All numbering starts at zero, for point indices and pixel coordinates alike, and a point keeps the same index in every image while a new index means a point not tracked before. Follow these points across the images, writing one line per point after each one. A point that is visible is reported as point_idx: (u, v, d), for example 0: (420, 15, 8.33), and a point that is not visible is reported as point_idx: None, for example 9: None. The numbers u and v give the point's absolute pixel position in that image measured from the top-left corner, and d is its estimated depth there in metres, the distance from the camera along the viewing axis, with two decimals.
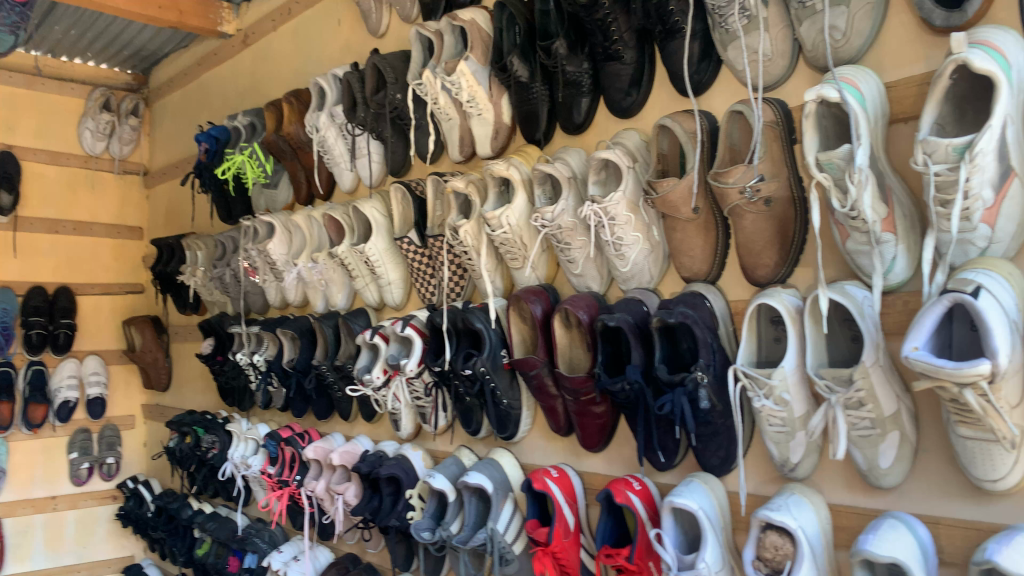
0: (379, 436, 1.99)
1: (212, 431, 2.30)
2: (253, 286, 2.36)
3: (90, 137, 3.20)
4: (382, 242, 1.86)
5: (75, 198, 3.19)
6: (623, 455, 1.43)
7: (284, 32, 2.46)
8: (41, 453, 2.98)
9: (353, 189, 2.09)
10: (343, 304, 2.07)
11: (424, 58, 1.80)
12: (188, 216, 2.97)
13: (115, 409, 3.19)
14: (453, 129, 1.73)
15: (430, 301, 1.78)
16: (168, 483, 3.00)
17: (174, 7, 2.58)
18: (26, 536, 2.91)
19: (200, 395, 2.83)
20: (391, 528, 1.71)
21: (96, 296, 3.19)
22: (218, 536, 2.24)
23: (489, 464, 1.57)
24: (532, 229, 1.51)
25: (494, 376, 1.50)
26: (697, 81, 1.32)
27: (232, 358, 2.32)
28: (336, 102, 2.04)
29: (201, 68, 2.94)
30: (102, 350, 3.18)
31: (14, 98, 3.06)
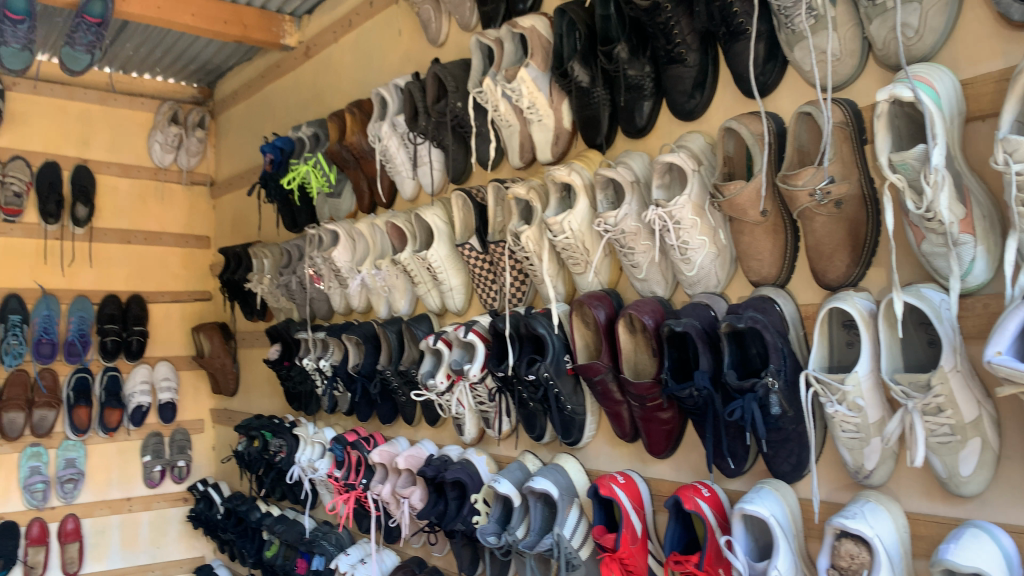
0: (442, 440, 2.01)
1: (280, 435, 2.35)
2: (319, 293, 2.42)
3: (159, 150, 3.31)
4: (444, 249, 1.87)
5: (145, 209, 3.31)
6: (691, 461, 1.42)
7: (345, 44, 2.51)
8: (117, 456, 3.10)
9: (414, 197, 2.12)
10: (406, 310, 2.10)
11: (484, 66, 1.81)
12: (254, 225, 3.04)
13: (185, 414, 3.29)
14: (513, 135, 1.74)
15: (493, 306, 1.79)
16: (237, 485, 3.08)
17: (239, 22, 2.67)
18: (103, 536, 3.02)
19: (266, 399, 2.90)
20: (456, 532, 1.72)
21: (167, 304, 3.29)
22: (286, 538, 2.29)
23: (554, 469, 1.58)
24: (594, 234, 1.51)
25: (558, 381, 1.51)
26: (762, 82, 1.30)
27: (299, 364, 2.37)
28: (397, 112, 2.07)
29: (265, 80, 3.01)
30: (172, 356, 3.28)
31: (88, 114, 3.19)
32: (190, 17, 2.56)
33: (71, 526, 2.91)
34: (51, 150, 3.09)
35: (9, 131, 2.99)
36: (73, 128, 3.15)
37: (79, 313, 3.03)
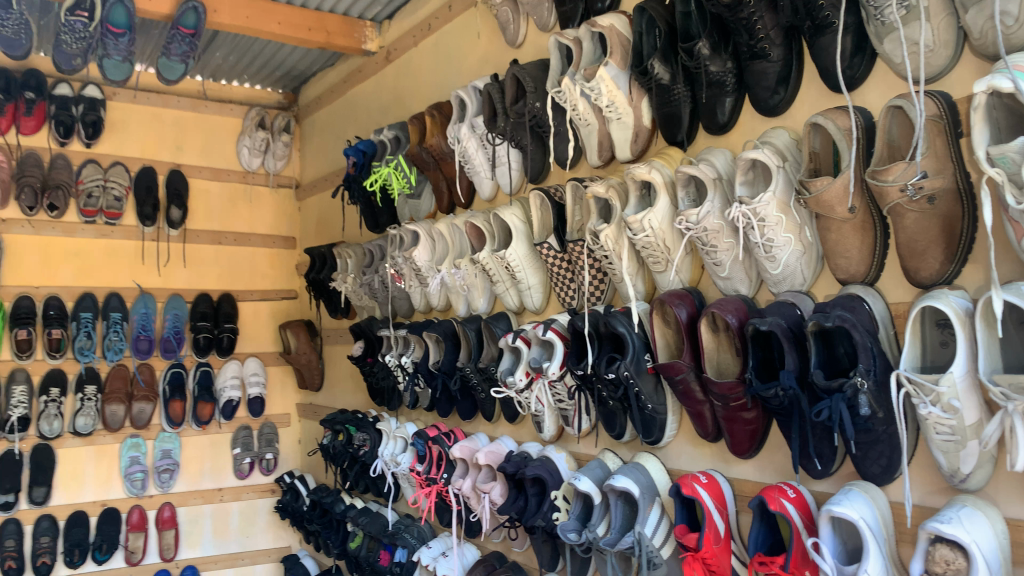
0: (522, 437, 2.03)
1: (364, 429, 2.43)
2: (400, 291, 2.47)
3: (247, 154, 3.44)
4: (523, 248, 1.89)
5: (235, 211, 3.44)
6: (775, 462, 1.40)
7: (425, 47, 2.56)
8: (209, 448, 3.23)
9: (492, 197, 2.15)
10: (484, 308, 2.13)
11: (562, 66, 1.82)
12: (338, 226, 3.13)
13: (273, 408, 3.40)
14: (592, 134, 1.74)
15: (571, 305, 1.80)
16: (321, 478, 3.17)
17: (322, 28, 2.74)
18: (196, 524, 3.17)
19: (350, 395, 2.98)
20: (536, 528, 1.74)
21: (256, 302, 3.42)
22: (370, 530, 2.35)
23: (635, 468, 1.58)
24: (675, 232, 1.50)
25: (638, 380, 1.50)
26: (850, 76, 1.27)
27: (381, 360, 2.43)
28: (476, 113, 2.09)
29: (348, 84, 3.09)
30: (261, 352, 3.41)
31: (181, 120, 3.34)
32: (276, 25, 2.64)
33: (167, 513, 3.06)
34: (147, 155, 3.25)
35: (109, 139, 3.16)
36: (168, 134, 3.30)
37: (174, 312, 3.17)
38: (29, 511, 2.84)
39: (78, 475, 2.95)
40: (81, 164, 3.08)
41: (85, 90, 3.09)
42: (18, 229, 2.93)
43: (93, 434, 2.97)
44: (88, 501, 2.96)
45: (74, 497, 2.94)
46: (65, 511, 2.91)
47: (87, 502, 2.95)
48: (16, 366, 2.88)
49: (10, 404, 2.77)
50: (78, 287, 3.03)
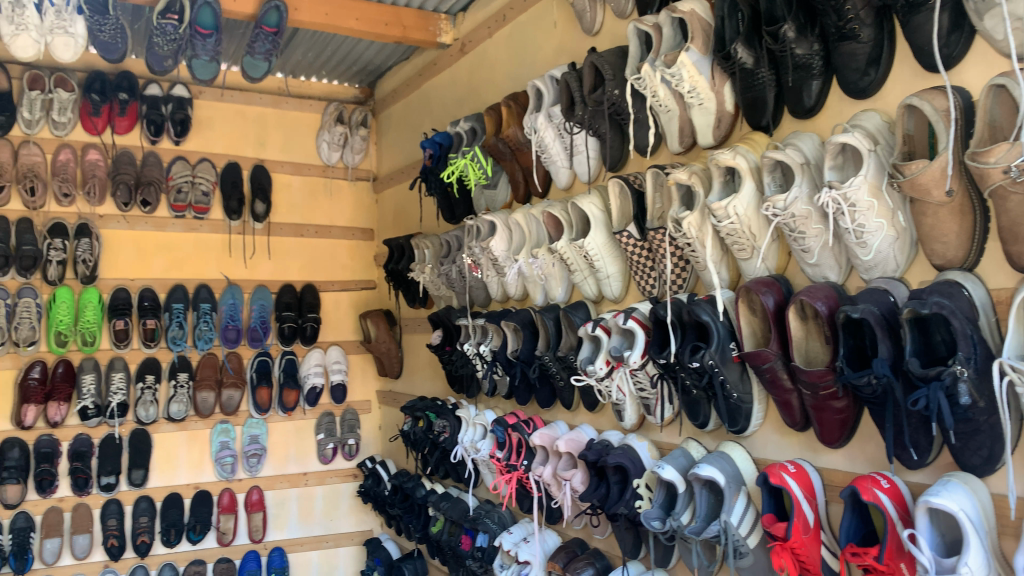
0: (602, 425, 2.04)
1: (443, 416, 2.48)
2: (477, 281, 2.50)
3: (327, 148, 3.52)
4: (601, 237, 1.88)
5: (316, 204, 3.54)
6: (867, 452, 1.37)
7: (500, 38, 2.57)
8: (294, 434, 3.34)
9: (569, 186, 2.15)
10: (562, 297, 2.13)
11: (641, 52, 1.80)
12: (415, 217, 3.18)
13: (354, 395, 3.49)
14: (672, 120, 1.73)
15: (651, 293, 1.79)
16: (402, 463, 3.25)
17: (398, 23, 2.79)
18: (283, 507, 3.28)
19: (429, 382, 3.04)
20: (619, 516, 1.74)
21: (337, 292, 3.52)
22: (451, 515, 2.39)
23: (720, 457, 1.57)
24: (762, 218, 1.48)
25: (723, 368, 1.50)
26: (946, 55, 1.23)
27: (460, 349, 2.46)
28: (552, 103, 2.09)
29: (423, 78, 3.13)
30: (342, 341, 3.50)
31: (264, 117, 3.44)
32: (354, 21, 2.71)
33: (256, 497, 3.18)
34: (232, 151, 3.36)
35: (197, 136, 3.29)
36: (251, 131, 3.41)
37: (260, 302, 3.29)
38: (129, 492, 3.00)
39: (173, 459, 3.10)
40: (172, 161, 3.21)
41: (173, 90, 3.21)
42: (115, 224, 3.08)
43: (186, 419, 3.11)
44: (183, 483, 3.10)
45: (170, 479, 3.08)
46: (161, 493, 3.06)
47: (181, 484, 3.10)
48: (115, 355, 3.05)
49: (110, 391, 2.93)
50: (169, 279, 3.17)
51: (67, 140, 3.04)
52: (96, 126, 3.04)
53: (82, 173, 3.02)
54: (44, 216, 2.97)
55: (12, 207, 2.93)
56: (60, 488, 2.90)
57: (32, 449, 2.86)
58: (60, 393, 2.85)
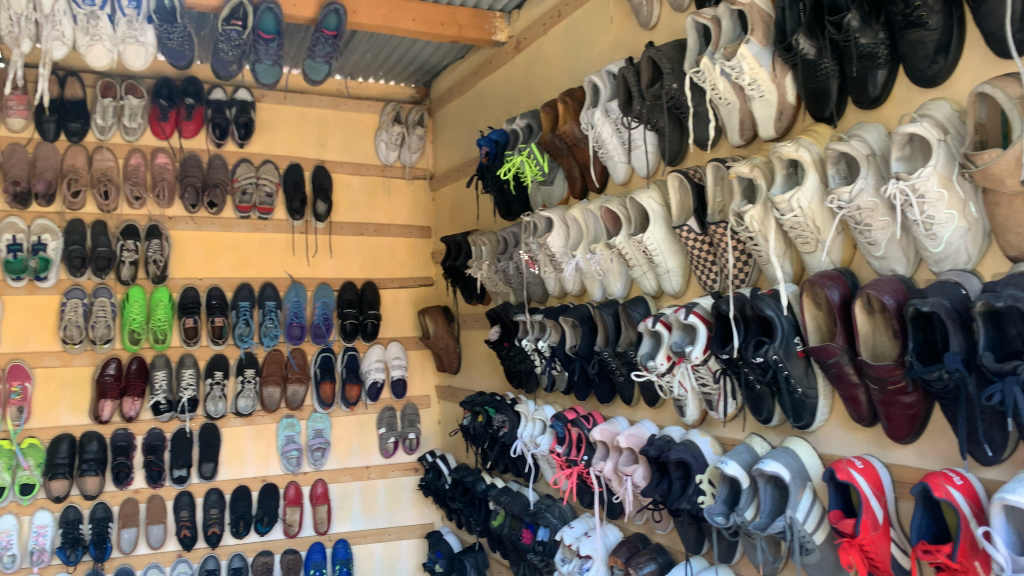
0: (663, 421, 2.03)
1: (502, 411, 2.50)
2: (534, 277, 2.51)
3: (385, 148, 3.58)
4: (661, 232, 1.87)
5: (375, 203, 3.60)
6: (938, 448, 1.34)
7: (555, 35, 2.58)
8: (357, 428, 3.41)
9: (627, 181, 2.15)
10: (621, 292, 2.13)
11: (700, 45, 1.79)
12: (472, 215, 3.21)
13: (414, 390, 3.55)
14: (732, 113, 1.71)
15: (713, 288, 1.78)
16: (462, 458, 3.29)
17: (454, 22, 2.82)
18: (347, 500, 3.36)
19: (487, 377, 3.07)
20: (681, 511, 1.74)
21: (396, 289, 3.58)
22: (512, 509, 2.42)
23: (784, 452, 1.55)
24: (826, 211, 1.46)
25: (788, 363, 1.49)
26: (1019, 40, 1.20)
27: (518, 344, 2.48)
28: (609, 98, 2.08)
29: (479, 76, 3.16)
30: (401, 337, 3.57)
31: (324, 119, 3.52)
32: (411, 22, 2.75)
33: (320, 489, 3.26)
34: (293, 153, 3.44)
35: (260, 139, 3.38)
36: (312, 132, 3.49)
37: (323, 299, 3.36)
38: (200, 484, 3.10)
39: (241, 452, 3.19)
40: (236, 163, 3.31)
41: (237, 94, 3.30)
42: (183, 226, 3.18)
43: (252, 414, 3.20)
44: (250, 476, 3.20)
45: (238, 472, 3.18)
46: (230, 486, 3.16)
47: (249, 477, 3.19)
48: (185, 352, 3.15)
49: (181, 387, 3.03)
50: (236, 277, 3.27)
51: (138, 145, 3.15)
52: (164, 131, 3.15)
53: (152, 176, 3.12)
54: (117, 218, 3.09)
55: (87, 210, 3.05)
56: (135, 480, 3.02)
57: (109, 442, 2.99)
58: (134, 389, 2.96)
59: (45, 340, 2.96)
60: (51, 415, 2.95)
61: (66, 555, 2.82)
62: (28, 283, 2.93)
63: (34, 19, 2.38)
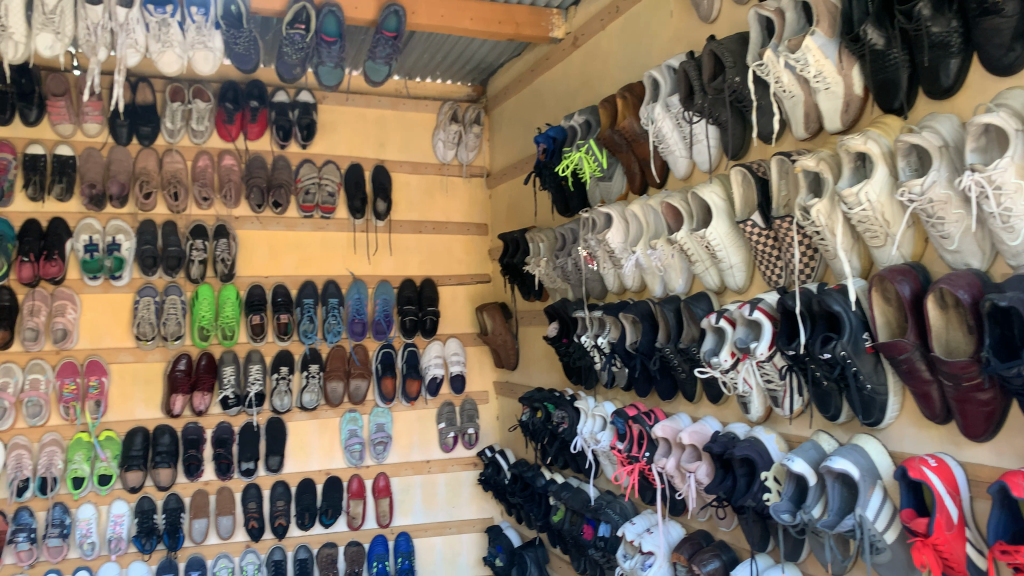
0: (726, 417, 2.01)
1: (562, 407, 2.51)
2: (593, 274, 2.51)
3: (443, 147, 3.62)
4: (724, 226, 1.85)
5: (433, 202, 3.65)
6: (1016, 447, 1.30)
7: (613, 30, 2.57)
8: (417, 423, 3.47)
9: (688, 175, 2.14)
10: (682, 288, 2.11)
11: (763, 38, 1.77)
12: (530, 212, 3.22)
13: (472, 386, 3.59)
14: (797, 106, 1.69)
15: (777, 284, 1.76)
16: (521, 453, 3.31)
17: (512, 20, 2.84)
18: (408, 493, 3.42)
19: (546, 373, 3.08)
20: (746, 508, 1.73)
21: (454, 286, 3.63)
22: (573, 504, 2.43)
23: (852, 449, 1.53)
24: (896, 204, 1.43)
25: (856, 359, 1.47)
26: None
27: (577, 340, 2.49)
28: (670, 92, 2.08)
29: (536, 73, 3.17)
30: (460, 333, 3.61)
31: (383, 119, 3.58)
32: (468, 21, 2.77)
33: (382, 483, 3.33)
34: (354, 153, 3.51)
35: (322, 140, 3.46)
36: (371, 132, 3.55)
37: (383, 296, 3.42)
38: (267, 477, 3.19)
39: (306, 446, 3.27)
40: (299, 164, 3.38)
41: (299, 96, 3.37)
42: (249, 225, 3.27)
43: (317, 408, 3.28)
44: (315, 469, 3.27)
45: (303, 465, 3.26)
46: (296, 478, 3.24)
47: (314, 470, 3.27)
48: (252, 348, 3.24)
49: (248, 381, 3.12)
50: (299, 276, 3.35)
51: (205, 147, 3.26)
52: (230, 133, 3.24)
53: (219, 177, 3.22)
54: (187, 219, 3.19)
55: (159, 211, 3.16)
56: (205, 472, 3.12)
57: (180, 435, 3.09)
58: (204, 384, 3.06)
59: (120, 337, 3.08)
60: (126, 408, 3.07)
61: (142, 544, 2.93)
62: (104, 282, 3.05)
63: (110, 28, 2.45)
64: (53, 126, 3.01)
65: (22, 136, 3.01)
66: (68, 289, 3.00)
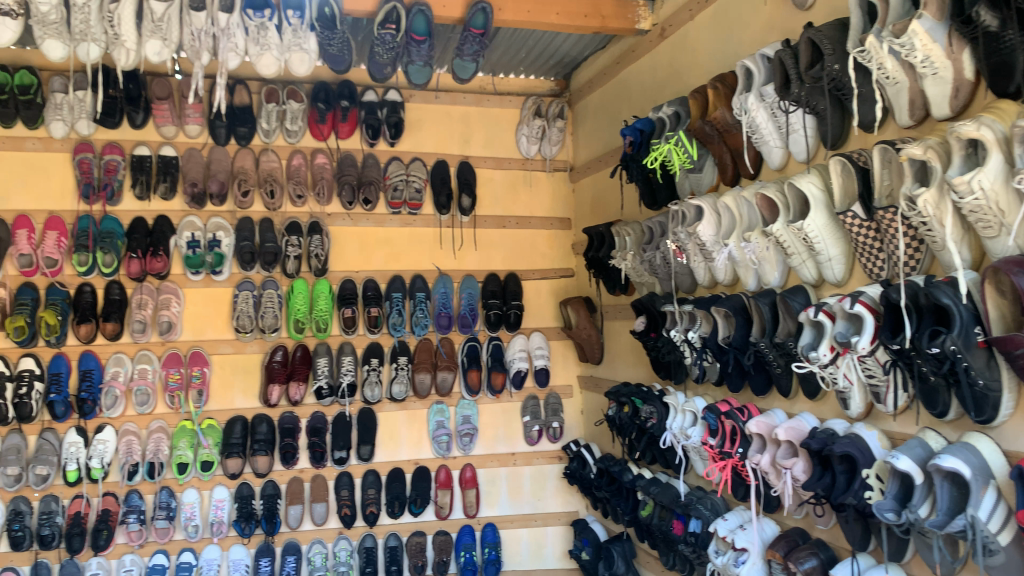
0: (824, 414, 1.95)
1: (650, 402, 2.50)
2: (682, 267, 2.48)
3: (526, 142, 3.64)
4: (822, 218, 1.81)
5: (517, 196, 3.68)
6: None
7: (702, 20, 2.54)
8: (502, 416, 3.51)
9: (783, 166, 2.09)
10: (777, 281, 2.06)
11: (864, 23, 1.72)
12: (615, 205, 3.21)
13: (556, 380, 3.60)
14: (901, 93, 1.64)
15: (879, 277, 1.71)
16: (606, 448, 3.30)
17: (598, 13, 2.83)
18: (494, 485, 3.46)
19: (632, 368, 3.06)
20: (847, 506, 1.70)
21: (537, 280, 3.65)
22: (662, 500, 2.42)
23: (963, 447, 1.47)
24: (1012, 193, 1.37)
25: (967, 354, 1.41)
26: None
27: (665, 335, 2.47)
28: (764, 82, 2.04)
29: (621, 66, 3.15)
30: (544, 327, 3.63)
31: (467, 116, 3.63)
32: (554, 16, 2.79)
33: (469, 474, 3.38)
34: (440, 150, 3.57)
35: (409, 138, 3.53)
36: (456, 129, 3.61)
37: (468, 291, 3.48)
38: (358, 465, 3.28)
39: (395, 436, 3.36)
40: (388, 161, 3.46)
41: (387, 95, 3.44)
42: (341, 222, 3.38)
43: (406, 400, 3.36)
44: (404, 459, 3.36)
45: (392, 455, 3.35)
46: (386, 467, 3.33)
47: (403, 460, 3.35)
48: (344, 340, 3.34)
49: (341, 372, 3.21)
50: (389, 271, 3.44)
51: (299, 147, 3.36)
52: (322, 132, 3.34)
53: (312, 175, 3.32)
54: (282, 216, 3.31)
55: (255, 209, 3.28)
56: (301, 460, 3.23)
57: (277, 424, 3.21)
58: (299, 374, 3.16)
59: (220, 330, 3.21)
60: (226, 398, 3.20)
61: (241, 528, 3.06)
62: (205, 276, 3.19)
63: (212, 34, 2.57)
64: (157, 129, 3.16)
65: (130, 139, 3.18)
66: (172, 283, 3.16)
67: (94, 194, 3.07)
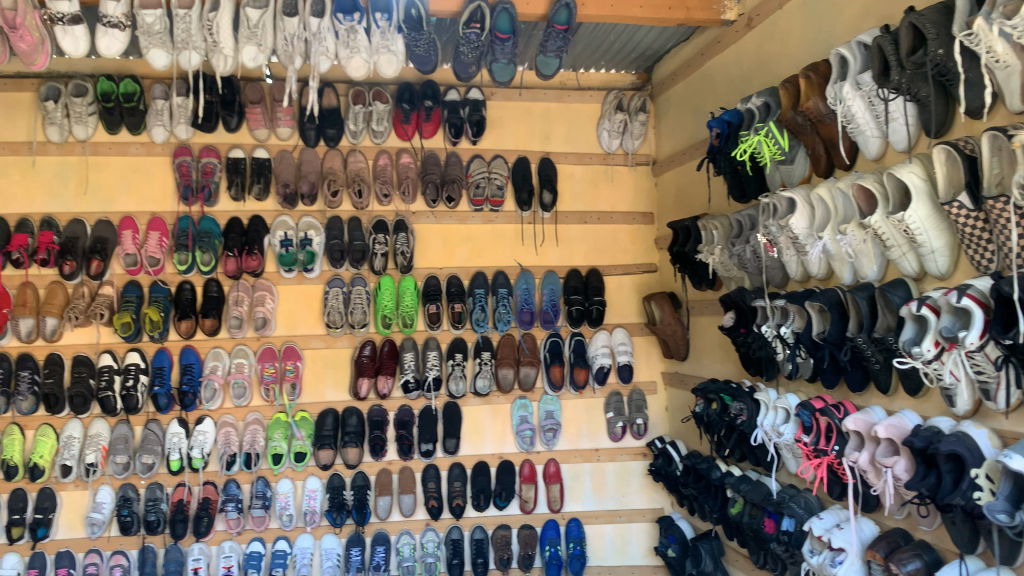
0: (926, 411, 1.89)
1: (739, 399, 2.45)
2: (773, 261, 2.43)
3: (607, 136, 3.62)
4: (924, 209, 1.75)
5: (598, 191, 3.67)
6: None
7: (792, 8, 2.48)
8: (585, 411, 3.51)
9: (881, 156, 2.03)
10: (875, 275, 2.01)
11: (972, 6, 1.65)
12: (702, 198, 3.16)
13: (640, 376, 3.58)
14: (1011, 77, 1.57)
15: (988, 269, 1.65)
16: (692, 445, 3.26)
17: (682, 5, 2.80)
18: (578, 480, 3.47)
19: (720, 364, 3.02)
20: (953, 507, 1.64)
21: (620, 276, 3.63)
22: (752, 497, 2.38)
23: None
24: None
25: None
26: None
27: (756, 330, 2.42)
28: (861, 70, 1.98)
29: (706, 57, 3.11)
30: (627, 323, 3.60)
31: (549, 112, 3.64)
32: (638, 9, 2.77)
33: (553, 469, 3.41)
34: (521, 147, 3.60)
35: (491, 135, 3.57)
36: (537, 126, 3.63)
37: (550, 287, 3.49)
38: (444, 458, 3.34)
39: (480, 430, 3.40)
40: (470, 159, 3.51)
41: (469, 94, 3.48)
42: (425, 219, 3.44)
43: (490, 395, 3.40)
44: (489, 453, 3.40)
45: (478, 448, 3.39)
46: (471, 461, 3.38)
47: (488, 454, 3.39)
48: (429, 335, 3.40)
49: (427, 366, 3.27)
50: (472, 266, 3.49)
51: (384, 146, 3.44)
52: (407, 132, 3.40)
53: (397, 174, 3.38)
54: (369, 215, 3.39)
55: (344, 208, 3.37)
56: (389, 452, 3.30)
57: (366, 417, 3.30)
58: (387, 368, 3.24)
59: (312, 325, 3.32)
60: (318, 391, 3.30)
61: (333, 518, 3.15)
62: (297, 274, 3.30)
63: (305, 38, 2.65)
64: (251, 131, 3.28)
65: (225, 141, 3.30)
66: (266, 280, 3.28)
67: (193, 195, 3.21)
